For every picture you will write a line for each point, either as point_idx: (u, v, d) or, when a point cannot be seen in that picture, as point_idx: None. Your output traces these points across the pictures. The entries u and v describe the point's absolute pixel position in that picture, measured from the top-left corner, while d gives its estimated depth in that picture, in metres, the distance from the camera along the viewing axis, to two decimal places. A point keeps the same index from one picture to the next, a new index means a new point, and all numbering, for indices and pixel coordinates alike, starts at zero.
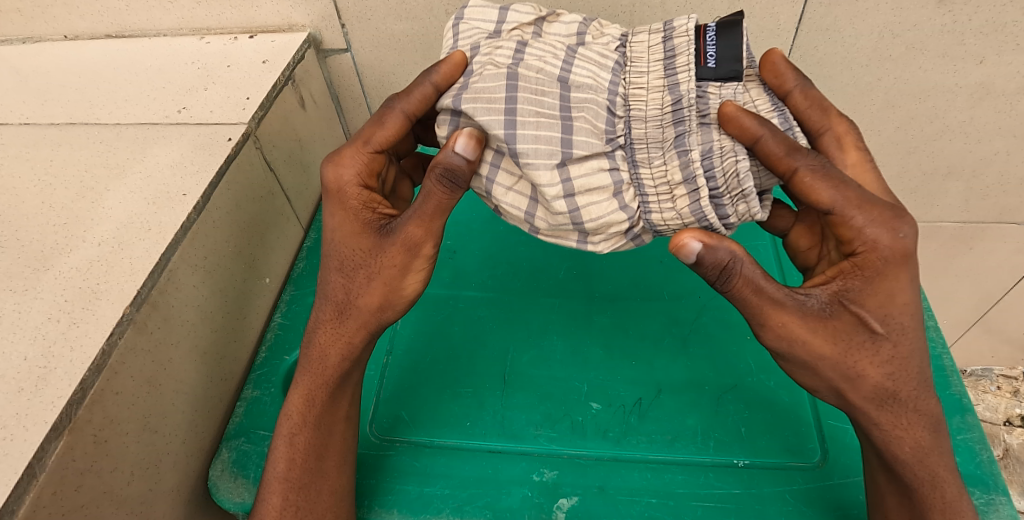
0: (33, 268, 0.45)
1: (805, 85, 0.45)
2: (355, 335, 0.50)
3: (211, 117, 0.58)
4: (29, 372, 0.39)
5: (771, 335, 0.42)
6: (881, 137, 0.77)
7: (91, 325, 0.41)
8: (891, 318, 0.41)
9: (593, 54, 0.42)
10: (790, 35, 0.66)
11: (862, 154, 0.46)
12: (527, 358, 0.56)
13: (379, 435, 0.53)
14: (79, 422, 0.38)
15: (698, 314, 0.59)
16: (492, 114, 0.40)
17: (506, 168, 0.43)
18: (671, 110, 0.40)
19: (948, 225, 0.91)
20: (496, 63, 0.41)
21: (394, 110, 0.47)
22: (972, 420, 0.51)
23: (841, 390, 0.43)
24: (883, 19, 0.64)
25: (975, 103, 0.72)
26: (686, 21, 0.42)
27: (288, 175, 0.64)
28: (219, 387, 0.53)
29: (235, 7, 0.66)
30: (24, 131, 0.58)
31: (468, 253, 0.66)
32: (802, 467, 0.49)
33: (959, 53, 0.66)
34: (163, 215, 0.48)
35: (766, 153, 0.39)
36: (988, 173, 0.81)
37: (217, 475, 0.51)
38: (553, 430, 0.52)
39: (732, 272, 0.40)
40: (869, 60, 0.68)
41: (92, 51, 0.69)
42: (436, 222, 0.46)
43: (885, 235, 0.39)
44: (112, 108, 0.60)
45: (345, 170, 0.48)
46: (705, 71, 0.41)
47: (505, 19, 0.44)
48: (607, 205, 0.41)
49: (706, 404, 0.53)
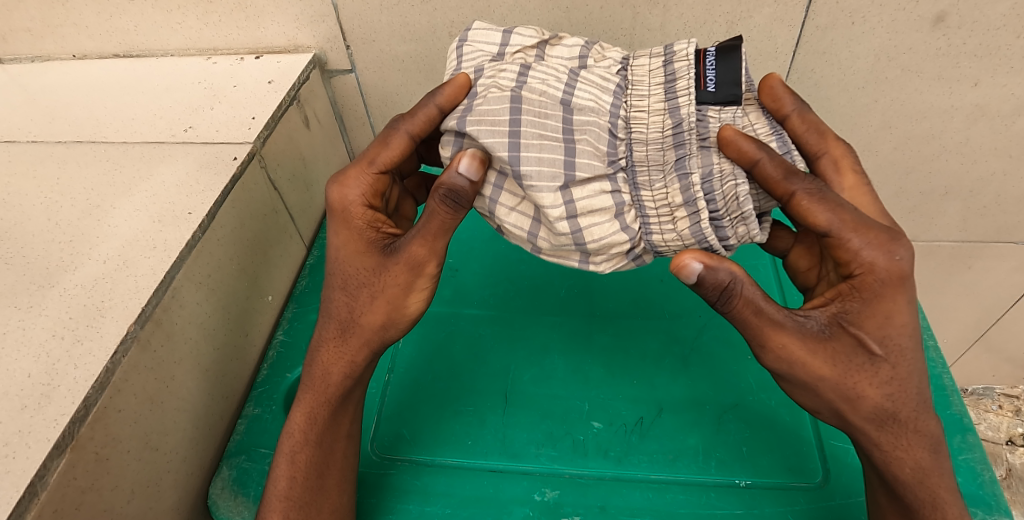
0: (38, 285, 0.46)
1: (802, 109, 0.47)
2: (359, 353, 0.50)
3: (216, 136, 0.58)
4: (33, 389, 0.39)
5: (772, 356, 0.42)
6: (880, 157, 0.78)
7: (94, 343, 0.41)
8: (890, 340, 0.41)
9: (594, 77, 0.43)
10: (788, 58, 0.67)
11: (859, 178, 0.47)
12: (528, 376, 0.57)
13: (380, 454, 0.53)
14: (81, 440, 0.38)
15: (699, 333, 0.59)
16: (495, 136, 0.40)
17: (508, 189, 0.43)
18: (672, 133, 0.41)
19: (946, 245, 0.92)
20: (500, 86, 0.42)
21: (399, 130, 0.48)
22: (973, 440, 0.51)
23: (841, 411, 0.43)
24: (879, 42, 0.65)
25: (971, 123, 0.72)
26: (686, 45, 0.43)
27: (291, 193, 0.64)
28: (220, 404, 0.53)
29: (241, 28, 0.67)
30: (31, 148, 0.58)
31: (469, 271, 0.66)
32: (803, 487, 0.49)
33: (954, 75, 0.67)
34: (168, 233, 0.49)
35: (764, 176, 0.40)
36: (986, 193, 0.81)
37: (217, 493, 0.51)
38: (554, 449, 0.52)
39: (733, 292, 0.41)
40: (866, 82, 0.69)
41: (101, 70, 0.70)
42: (439, 242, 0.46)
43: (882, 258, 0.40)
44: (118, 127, 0.61)
45: (350, 190, 0.49)
46: (705, 95, 0.42)
47: (508, 42, 0.45)
48: (609, 226, 0.41)
49: (707, 423, 0.53)
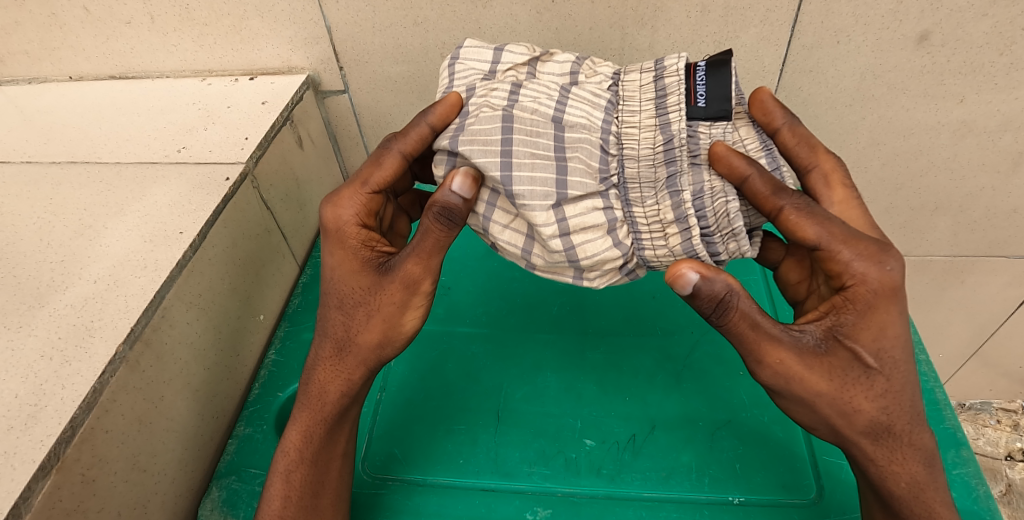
0: (28, 305, 0.46)
1: (792, 122, 0.47)
2: (356, 371, 0.50)
3: (211, 157, 0.59)
4: (20, 410, 0.39)
5: (768, 372, 0.42)
6: (869, 174, 0.79)
7: (83, 363, 0.41)
8: (884, 353, 0.41)
9: (585, 93, 0.44)
10: (775, 76, 0.68)
11: (849, 192, 0.47)
12: (520, 393, 0.56)
13: (372, 473, 0.52)
14: (67, 461, 0.38)
15: (691, 350, 0.59)
16: (488, 156, 0.41)
17: (502, 207, 0.44)
18: (663, 149, 0.42)
19: (938, 260, 0.92)
20: (492, 105, 0.42)
21: (392, 150, 0.49)
22: (967, 454, 0.51)
23: (837, 427, 0.43)
24: (864, 60, 0.66)
25: (958, 139, 0.73)
26: (676, 60, 0.44)
27: (284, 213, 0.65)
28: (210, 424, 0.53)
29: (237, 50, 0.68)
30: (25, 169, 0.59)
31: (462, 289, 0.66)
32: (798, 504, 0.48)
33: (940, 92, 0.68)
34: (159, 253, 0.49)
35: (754, 192, 0.40)
36: (976, 207, 0.82)
37: (206, 515, 0.50)
38: (547, 468, 0.51)
39: (728, 305, 0.41)
40: (853, 100, 0.70)
41: (97, 90, 0.71)
42: (434, 260, 0.47)
43: (873, 270, 0.40)
44: (113, 147, 0.61)
45: (344, 211, 0.49)
46: (696, 110, 0.43)
47: (499, 60, 0.45)
48: (602, 242, 0.42)
49: (700, 440, 0.52)
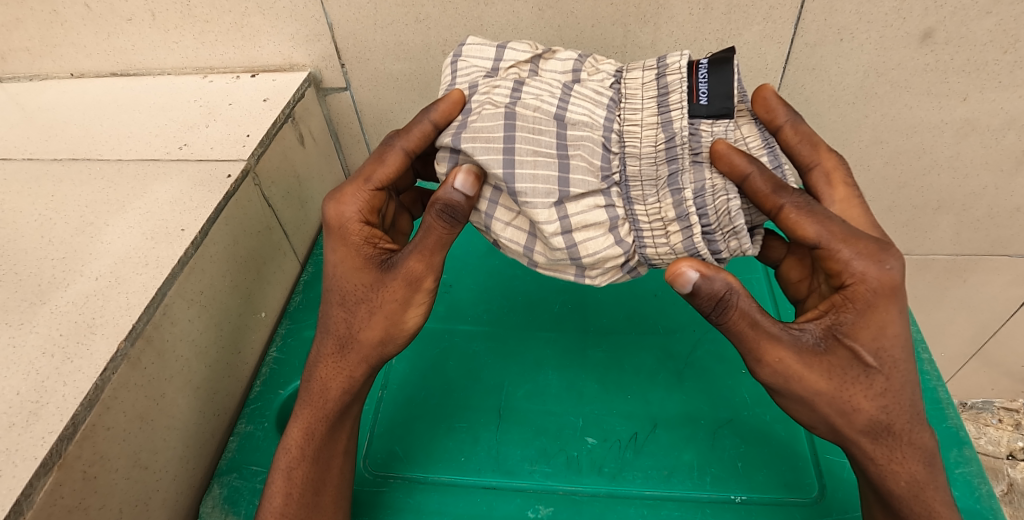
0: (30, 302, 0.46)
1: (796, 120, 0.47)
2: (356, 369, 0.50)
3: (211, 154, 0.59)
4: (21, 407, 0.39)
5: (768, 371, 0.42)
6: (872, 172, 0.79)
7: (85, 360, 0.41)
8: (883, 352, 0.41)
9: (588, 91, 0.43)
10: (779, 73, 0.68)
11: (851, 191, 0.47)
12: (521, 391, 0.56)
13: (373, 471, 0.52)
14: (69, 458, 0.38)
15: (692, 349, 0.59)
16: (490, 153, 0.41)
17: (504, 204, 0.43)
18: (665, 148, 0.41)
19: (940, 258, 0.92)
20: (494, 102, 0.42)
21: (394, 148, 0.49)
22: (969, 453, 0.51)
23: (837, 426, 0.43)
24: (867, 58, 0.66)
25: (961, 138, 0.73)
26: (678, 58, 0.43)
27: (286, 210, 0.64)
28: (211, 421, 0.53)
29: (238, 47, 0.68)
30: (26, 166, 0.59)
31: (463, 287, 0.66)
32: (800, 503, 0.48)
33: (943, 90, 0.68)
34: (161, 250, 0.49)
35: (755, 190, 0.40)
36: (979, 206, 0.82)
37: (208, 512, 0.50)
38: (548, 466, 0.51)
39: (729, 303, 0.41)
40: (856, 98, 0.70)
41: (99, 88, 0.71)
42: (435, 258, 0.47)
43: (873, 268, 0.40)
44: (114, 145, 0.61)
45: (346, 208, 0.49)
46: (698, 108, 0.42)
47: (502, 57, 0.45)
48: (603, 240, 0.41)
49: (702, 439, 0.52)
